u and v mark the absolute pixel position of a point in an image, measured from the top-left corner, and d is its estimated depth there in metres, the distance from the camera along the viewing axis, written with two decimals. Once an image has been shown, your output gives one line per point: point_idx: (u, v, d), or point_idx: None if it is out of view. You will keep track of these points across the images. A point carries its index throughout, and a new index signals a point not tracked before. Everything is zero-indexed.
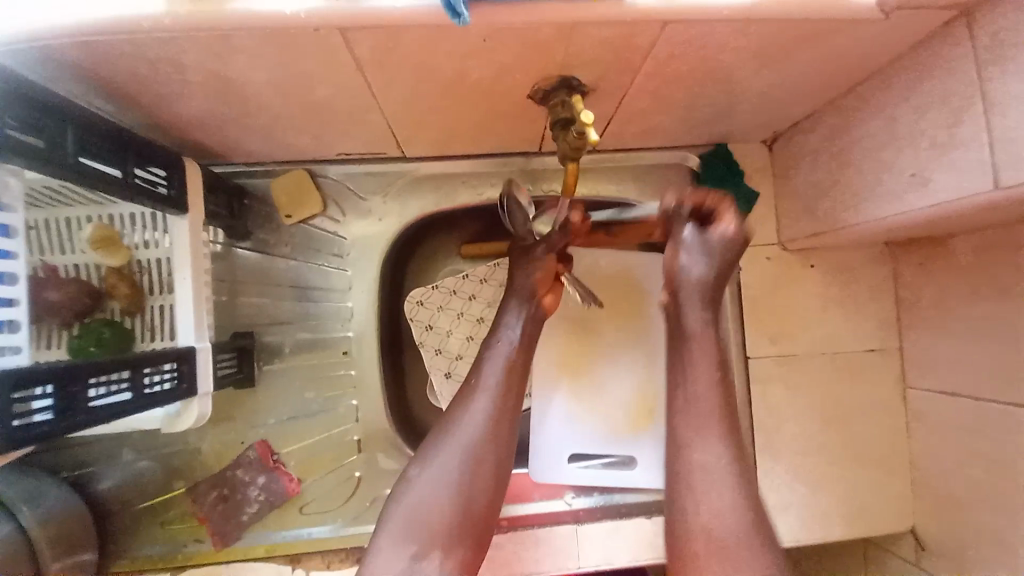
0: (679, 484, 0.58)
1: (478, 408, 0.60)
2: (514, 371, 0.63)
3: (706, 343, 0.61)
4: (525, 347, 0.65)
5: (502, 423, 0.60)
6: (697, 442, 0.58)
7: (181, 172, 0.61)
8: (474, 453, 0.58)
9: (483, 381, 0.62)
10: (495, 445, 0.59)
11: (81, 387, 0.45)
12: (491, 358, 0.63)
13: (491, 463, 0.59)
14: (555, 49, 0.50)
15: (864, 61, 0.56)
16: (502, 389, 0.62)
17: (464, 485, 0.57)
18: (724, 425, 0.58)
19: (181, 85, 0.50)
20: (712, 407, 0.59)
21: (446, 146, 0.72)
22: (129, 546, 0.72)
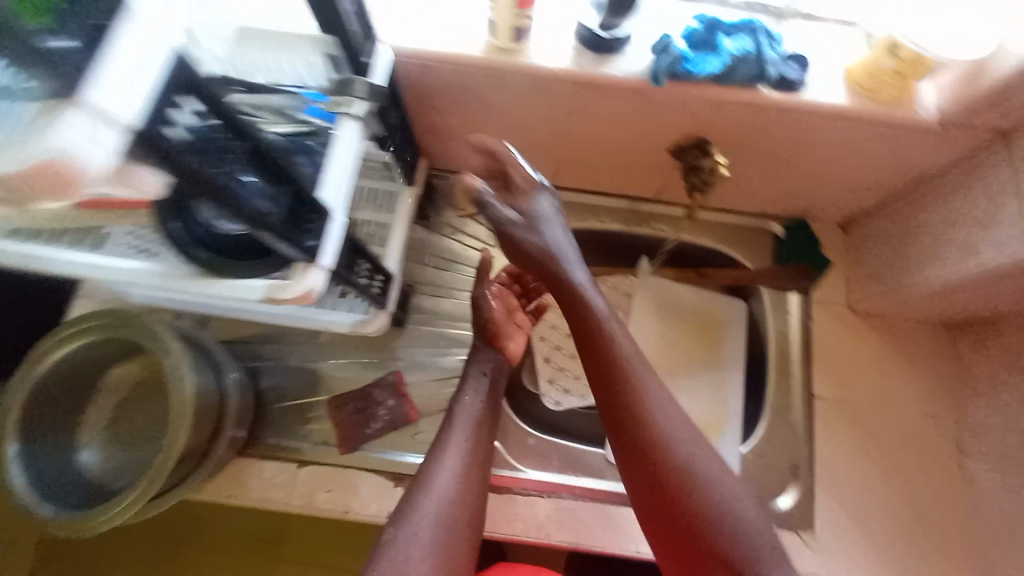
0: (717, 558, 0.56)
1: (454, 463, 0.70)
2: (480, 428, 0.75)
3: (688, 427, 0.62)
4: (487, 407, 0.79)
5: (472, 476, 0.70)
6: (726, 506, 0.57)
7: (416, 157, 0.87)
8: (454, 505, 0.66)
9: (450, 447, 0.72)
10: (467, 494, 0.68)
11: (354, 257, 0.64)
12: (460, 417, 0.76)
13: (465, 511, 0.67)
14: (702, 116, 0.73)
15: (926, 163, 0.76)
16: (472, 440, 0.73)
17: (441, 539, 0.63)
18: (733, 492, 0.59)
19: (450, 99, 0.77)
20: (721, 481, 0.59)
21: (589, 179, 0.96)
22: (271, 435, 0.87)
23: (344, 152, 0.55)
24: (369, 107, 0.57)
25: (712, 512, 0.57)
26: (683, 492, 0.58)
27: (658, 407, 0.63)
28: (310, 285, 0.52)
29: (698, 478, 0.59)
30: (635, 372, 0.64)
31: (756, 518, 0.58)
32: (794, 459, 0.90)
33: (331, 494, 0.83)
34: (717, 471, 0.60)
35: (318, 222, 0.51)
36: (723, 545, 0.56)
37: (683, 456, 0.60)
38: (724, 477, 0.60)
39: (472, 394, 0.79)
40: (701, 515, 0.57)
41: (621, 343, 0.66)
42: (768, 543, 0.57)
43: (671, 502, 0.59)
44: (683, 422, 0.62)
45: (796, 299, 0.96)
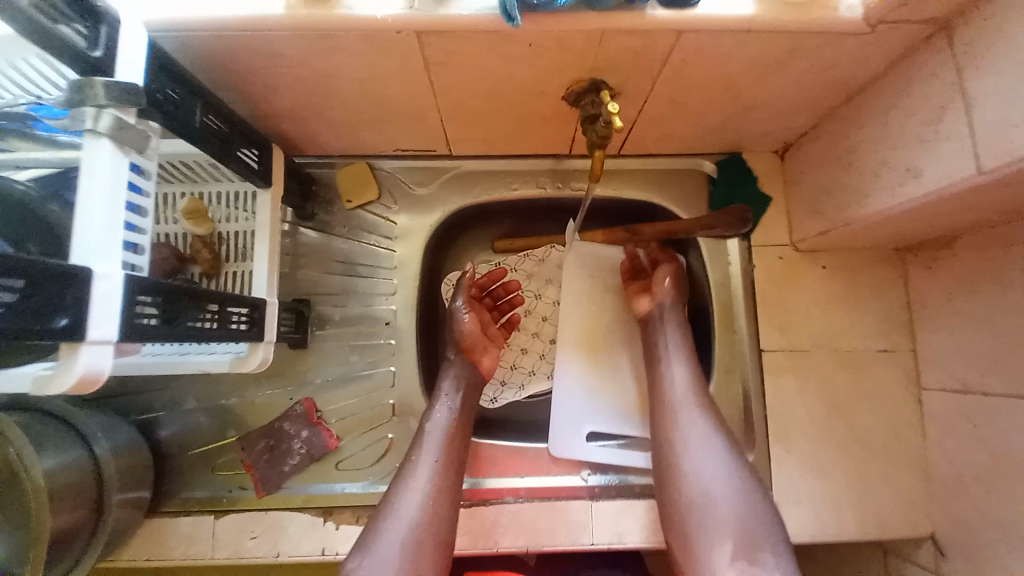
0: (684, 499, 0.68)
1: (418, 490, 0.68)
2: (449, 448, 0.72)
3: (688, 381, 0.76)
4: (460, 422, 0.75)
5: (441, 501, 0.68)
6: (699, 458, 0.69)
7: (269, 152, 0.73)
8: (418, 535, 0.65)
9: (420, 468, 0.70)
10: (432, 523, 0.66)
11: (182, 306, 0.54)
12: (429, 438, 0.72)
13: (432, 543, 0.65)
14: (586, 55, 0.59)
15: (860, 72, 0.64)
16: (439, 461, 0.70)
17: (406, 565, 0.62)
18: (715, 440, 0.71)
19: (281, 78, 0.62)
20: (700, 438, 0.71)
21: (488, 145, 0.83)
22: (182, 488, 0.79)
23: (99, 183, 0.46)
24: (116, 117, 0.46)
25: (688, 458, 0.70)
26: (670, 445, 0.72)
27: (661, 366, 0.79)
28: (83, 370, 0.44)
29: (682, 433, 0.72)
30: (660, 339, 0.81)
31: (751, 505, 0.66)
32: (745, 416, 0.84)
33: (258, 541, 0.76)
34: (698, 427, 0.72)
35: (71, 291, 0.42)
36: (695, 486, 0.68)
37: (681, 413, 0.73)
38: (713, 431, 0.72)
39: (440, 412, 0.75)
40: (681, 461, 0.70)
41: (672, 361, 0.78)
42: (738, 489, 0.67)
43: (664, 450, 0.72)
44: (682, 386, 0.76)
45: (734, 244, 0.88)
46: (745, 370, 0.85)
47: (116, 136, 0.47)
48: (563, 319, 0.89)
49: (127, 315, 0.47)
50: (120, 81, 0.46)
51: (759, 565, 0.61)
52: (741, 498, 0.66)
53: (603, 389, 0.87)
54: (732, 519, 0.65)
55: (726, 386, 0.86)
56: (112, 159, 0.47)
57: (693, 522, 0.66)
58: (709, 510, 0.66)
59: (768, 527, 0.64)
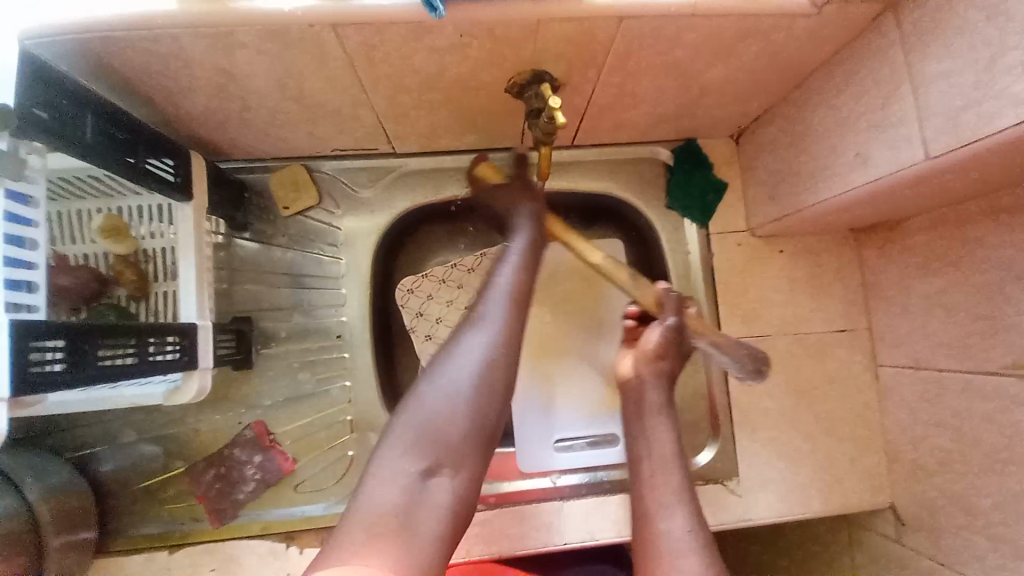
0: None
1: (494, 323, 0.56)
2: (519, 302, 0.59)
3: (672, 455, 0.64)
4: (528, 284, 0.62)
5: (522, 341, 0.56)
6: (681, 554, 0.54)
7: (186, 161, 0.66)
8: (493, 376, 0.53)
9: (491, 309, 0.57)
10: (508, 363, 0.54)
11: (92, 346, 0.49)
12: (497, 284, 0.60)
13: (507, 380, 0.54)
14: (524, 46, 0.55)
15: (808, 54, 0.62)
16: (509, 316, 0.57)
17: (479, 395, 0.52)
18: (699, 539, 0.55)
19: (189, 81, 0.56)
20: (682, 530, 0.56)
21: (433, 141, 0.78)
22: (129, 525, 0.75)
23: None
24: None
25: (668, 558, 0.54)
26: (648, 534, 0.57)
27: (643, 431, 0.67)
28: None
29: (664, 525, 0.57)
30: (646, 406, 0.69)
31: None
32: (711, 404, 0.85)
33: (214, 574, 0.72)
34: (681, 520, 0.57)
35: None
36: None
37: (663, 498, 0.60)
38: (693, 530, 0.57)
39: (507, 268, 0.62)
40: (659, 556, 0.54)
41: (650, 401, 0.69)
42: None
43: (640, 540, 0.58)
44: (663, 455, 0.64)
45: (693, 232, 0.86)
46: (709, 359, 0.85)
47: None
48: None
49: (18, 367, 0.42)
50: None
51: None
52: None
53: (564, 393, 0.85)
54: None
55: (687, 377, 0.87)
56: None
57: None
58: None
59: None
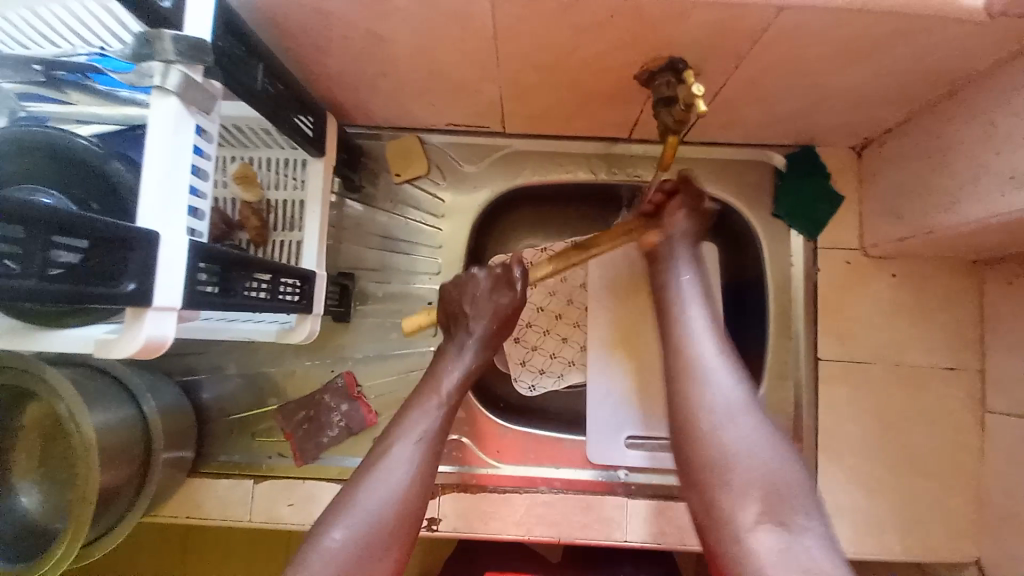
0: (707, 433, 0.59)
1: (389, 478, 0.61)
2: (437, 438, 0.65)
3: (691, 281, 0.70)
4: (448, 414, 0.68)
5: (416, 494, 0.61)
6: (718, 386, 0.61)
7: (322, 120, 0.71)
8: (382, 529, 0.58)
9: (399, 454, 0.62)
10: (410, 509, 0.60)
11: (240, 276, 0.53)
12: (416, 420, 0.65)
13: (406, 523, 0.59)
14: (669, 30, 0.55)
15: (969, 64, 0.58)
16: (422, 457, 0.63)
17: (371, 543, 0.57)
18: (728, 364, 0.64)
19: (340, 40, 0.59)
20: (717, 363, 0.63)
21: (546, 123, 0.79)
22: (218, 450, 0.81)
23: (161, 141, 0.44)
24: (185, 74, 0.45)
25: (702, 379, 0.62)
26: (680, 357, 0.65)
27: (669, 261, 0.73)
28: (148, 336, 0.43)
29: (689, 347, 0.65)
30: (665, 260, 0.73)
31: (791, 467, 0.57)
32: (792, 424, 0.81)
33: (293, 507, 0.78)
34: (718, 350, 0.65)
35: (136, 255, 0.41)
36: (721, 412, 0.60)
37: (680, 305, 0.69)
38: (722, 353, 0.64)
39: (436, 396, 0.68)
40: (693, 381, 0.62)
41: (680, 274, 0.71)
42: (753, 419, 0.60)
43: (671, 363, 0.65)
44: (689, 292, 0.69)
45: (799, 244, 0.83)
46: (797, 376, 0.81)
47: (183, 94, 0.45)
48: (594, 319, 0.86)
49: (189, 285, 0.46)
50: (188, 34, 0.45)
51: (790, 527, 0.54)
52: (779, 451, 0.58)
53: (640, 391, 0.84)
54: (760, 464, 0.57)
55: (773, 393, 0.82)
56: (177, 119, 0.45)
57: (723, 452, 0.58)
58: (745, 455, 0.57)
59: (800, 489, 0.56)
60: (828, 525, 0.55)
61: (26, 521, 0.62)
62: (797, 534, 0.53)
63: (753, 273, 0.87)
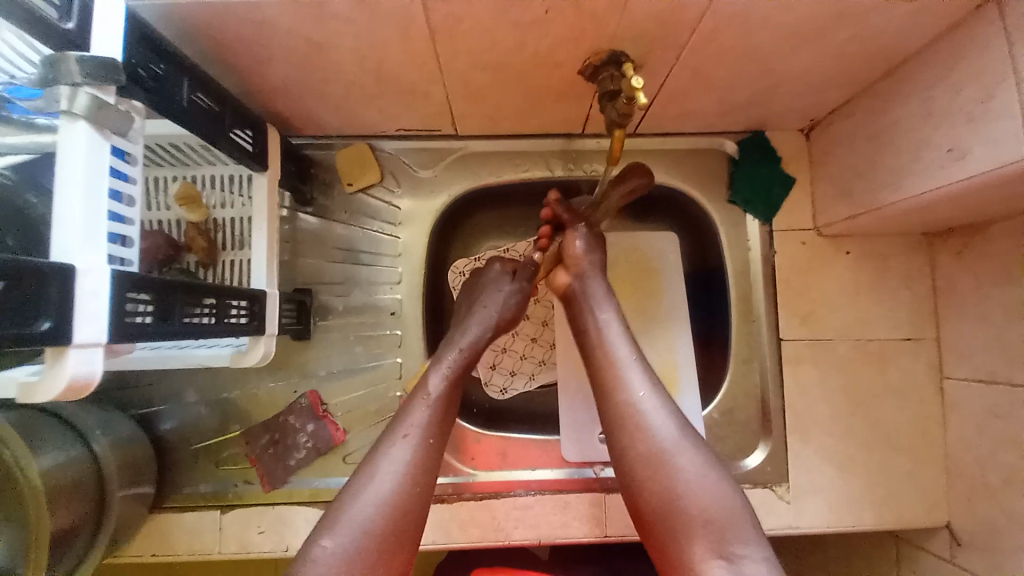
0: (643, 471, 0.56)
1: (389, 474, 0.58)
2: (440, 429, 0.63)
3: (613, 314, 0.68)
4: (441, 424, 0.64)
5: (417, 491, 0.58)
6: (653, 420, 0.58)
7: (264, 134, 0.69)
8: (387, 532, 0.55)
9: (400, 449, 0.60)
10: (407, 509, 0.57)
11: (179, 302, 0.51)
12: (418, 408, 0.64)
13: (409, 534, 0.56)
14: (608, 23, 0.54)
15: (902, 43, 0.59)
16: (422, 451, 0.61)
17: (367, 555, 0.53)
18: (663, 401, 0.60)
19: (273, 51, 0.57)
20: (650, 397, 0.60)
21: (497, 123, 0.78)
22: (183, 482, 0.78)
23: (75, 168, 0.42)
24: (94, 96, 0.42)
25: (634, 420, 0.59)
26: (613, 406, 0.61)
27: (581, 295, 0.71)
28: (72, 374, 0.41)
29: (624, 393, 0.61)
30: (582, 288, 0.71)
31: (727, 494, 0.54)
32: (763, 406, 0.82)
33: (265, 535, 0.75)
34: (642, 382, 0.62)
35: (53, 289, 0.38)
36: (651, 448, 0.57)
37: (608, 337, 0.66)
38: (651, 391, 0.61)
39: (428, 395, 0.65)
40: (629, 424, 0.59)
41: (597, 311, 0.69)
42: (706, 464, 0.56)
43: (605, 412, 0.61)
44: (607, 318, 0.67)
45: (756, 228, 0.84)
46: (764, 358, 0.82)
47: (94, 116, 0.43)
48: (562, 319, 0.85)
49: (118, 315, 0.43)
50: (96, 54, 0.42)
51: (736, 562, 0.50)
52: (711, 479, 0.55)
53: None
54: (705, 500, 0.53)
55: (743, 377, 0.83)
56: (89, 143, 0.43)
57: (655, 497, 0.55)
58: (679, 493, 0.54)
59: (740, 519, 0.53)
60: (773, 552, 0.53)
61: None
62: (739, 566, 0.50)
63: (716, 261, 0.88)
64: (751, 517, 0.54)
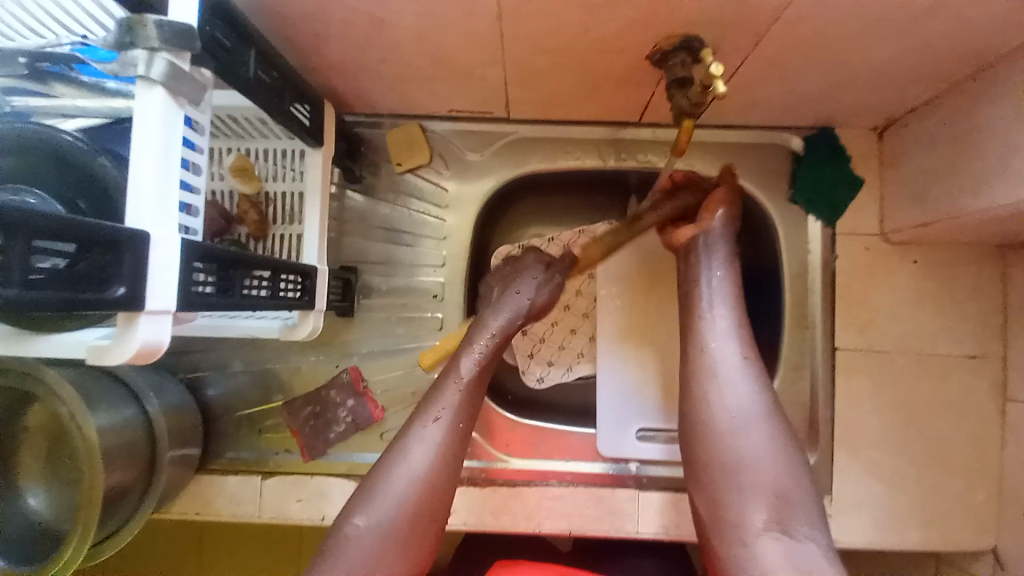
0: (715, 433, 0.59)
1: (419, 455, 0.60)
2: (461, 417, 0.64)
3: (720, 278, 0.66)
4: (466, 417, 0.64)
5: (444, 475, 0.60)
6: (736, 386, 0.60)
7: (320, 109, 0.68)
8: (418, 512, 0.58)
9: (428, 431, 0.61)
10: (437, 491, 0.60)
11: (238, 274, 0.52)
12: (446, 390, 0.64)
13: (435, 515, 0.59)
14: (683, 7, 0.51)
15: (1004, 39, 0.54)
16: (447, 436, 0.62)
17: (400, 531, 0.57)
18: (750, 372, 0.61)
19: (335, 27, 0.56)
20: (737, 365, 0.62)
21: (552, 108, 0.76)
22: (228, 448, 0.80)
23: (150, 137, 0.42)
24: (170, 63, 0.42)
25: (719, 381, 0.61)
26: (699, 360, 0.63)
27: (695, 253, 0.68)
28: (142, 341, 0.42)
29: (710, 350, 0.63)
30: (700, 251, 0.68)
31: (794, 472, 0.57)
32: (808, 415, 0.80)
33: (302, 504, 0.77)
34: (732, 351, 0.62)
35: (126, 256, 0.39)
36: (730, 411, 0.59)
37: (703, 300, 0.66)
38: (739, 355, 0.62)
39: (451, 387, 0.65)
40: (710, 381, 0.61)
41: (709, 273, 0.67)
42: (772, 433, 0.59)
43: (688, 360, 0.63)
44: (715, 288, 0.66)
45: (816, 230, 0.80)
46: (813, 366, 0.79)
47: (169, 84, 0.43)
48: (605, 312, 0.84)
49: (184, 286, 0.44)
50: (171, 20, 0.42)
51: (795, 536, 0.53)
52: (782, 454, 0.57)
53: (651, 383, 0.82)
54: (772, 472, 0.56)
55: (789, 383, 0.81)
56: (164, 111, 0.43)
57: (725, 456, 0.58)
58: (744, 463, 0.57)
59: (807, 498, 0.56)
60: (828, 533, 0.55)
61: (35, 518, 0.61)
62: (797, 539, 0.53)
63: (769, 263, 0.85)
64: (816, 504, 0.56)
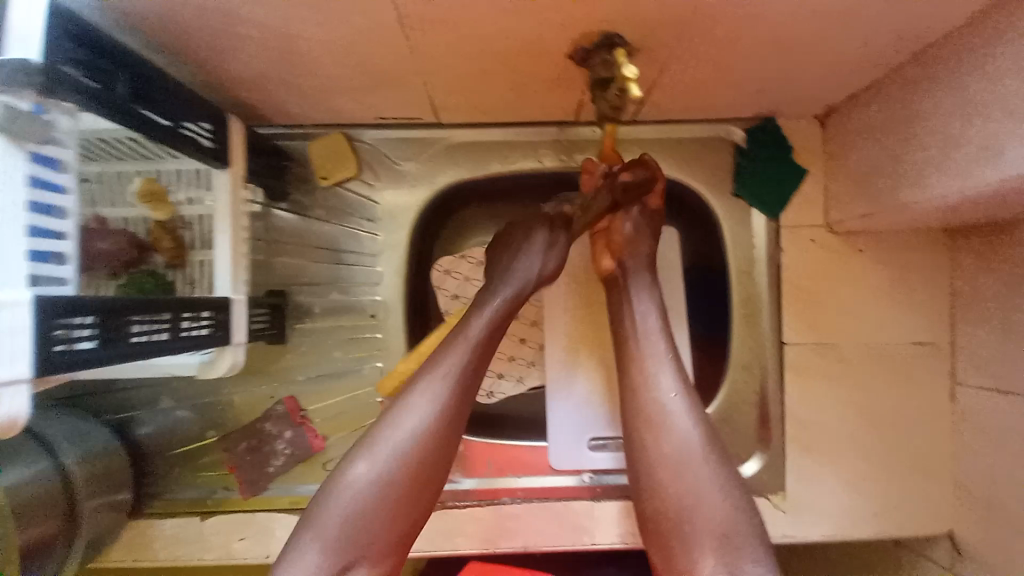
0: (659, 472, 0.56)
1: (404, 431, 0.55)
2: (460, 392, 0.59)
3: (655, 320, 0.64)
4: (463, 388, 0.59)
5: (433, 454, 0.56)
6: (677, 422, 0.57)
7: (225, 127, 0.63)
8: (395, 503, 0.54)
9: (411, 414, 0.56)
10: (422, 473, 0.55)
11: (122, 322, 0.47)
12: (439, 367, 0.58)
13: (414, 504, 0.55)
14: (599, 6, 0.47)
15: (937, 26, 0.51)
16: (438, 412, 0.57)
17: (368, 533, 0.53)
18: (690, 408, 0.58)
19: (223, 41, 0.51)
20: (676, 403, 0.58)
21: (483, 112, 0.72)
22: (166, 489, 0.76)
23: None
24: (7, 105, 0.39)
25: (658, 422, 0.57)
26: (635, 406, 0.59)
27: (629, 292, 0.66)
28: None
29: (651, 393, 0.59)
30: (629, 291, 0.66)
31: (739, 502, 0.54)
32: (761, 413, 0.79)
33: (246, 542, 0.73)
34: (673, 389, 0.59)
35: None
36: (671, 450, 0.56)
37: (643, 343, 0.62)
38: (679, 393, 0.59)
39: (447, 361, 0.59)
40: (648, 423, 0.58)
41: (641, 307, 0.65)
42: (716, 465, 0.56)
43: (627, 404, 0.60)
44: (651, 327, 0.63)
45: (761, 224, 0.78)
46: (765, 363, 0.78)
47: (8, 126, 0.39)
48: (552, 322, 0.81)
49: (43, 347, 0.39)
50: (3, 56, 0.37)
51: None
52: (727, 491, 0.54)
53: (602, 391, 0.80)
54: (718, 514, 0.53)
55: (743, 381, 0.80)
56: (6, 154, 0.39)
57: (672, 498, 0.54)
58: (690, 501, 0.54)
59: (751, 533, 0.53)
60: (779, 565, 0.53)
61: None
62: None
63: (719, 260, 0.83)
64: (762, 540, 0.53)
